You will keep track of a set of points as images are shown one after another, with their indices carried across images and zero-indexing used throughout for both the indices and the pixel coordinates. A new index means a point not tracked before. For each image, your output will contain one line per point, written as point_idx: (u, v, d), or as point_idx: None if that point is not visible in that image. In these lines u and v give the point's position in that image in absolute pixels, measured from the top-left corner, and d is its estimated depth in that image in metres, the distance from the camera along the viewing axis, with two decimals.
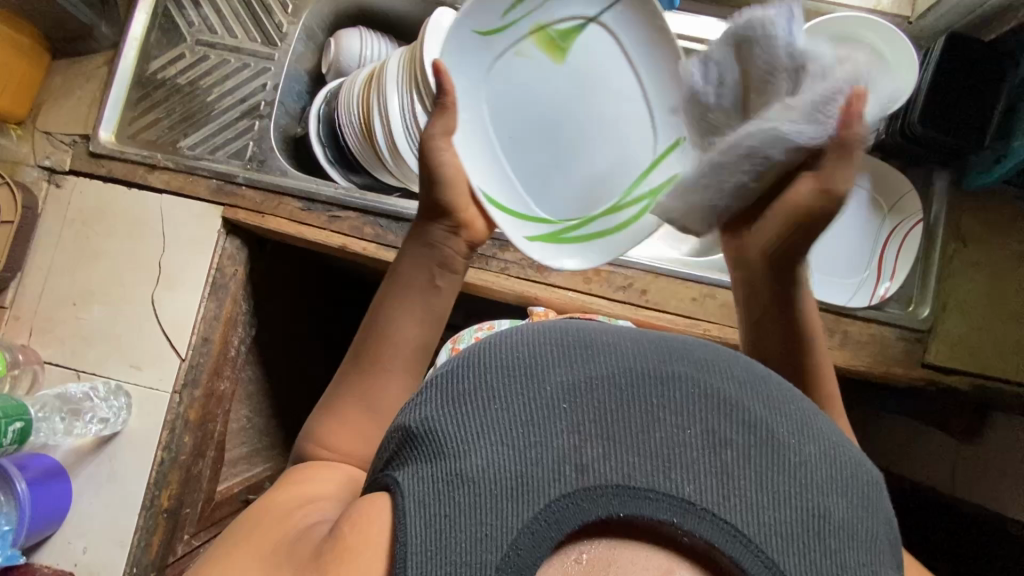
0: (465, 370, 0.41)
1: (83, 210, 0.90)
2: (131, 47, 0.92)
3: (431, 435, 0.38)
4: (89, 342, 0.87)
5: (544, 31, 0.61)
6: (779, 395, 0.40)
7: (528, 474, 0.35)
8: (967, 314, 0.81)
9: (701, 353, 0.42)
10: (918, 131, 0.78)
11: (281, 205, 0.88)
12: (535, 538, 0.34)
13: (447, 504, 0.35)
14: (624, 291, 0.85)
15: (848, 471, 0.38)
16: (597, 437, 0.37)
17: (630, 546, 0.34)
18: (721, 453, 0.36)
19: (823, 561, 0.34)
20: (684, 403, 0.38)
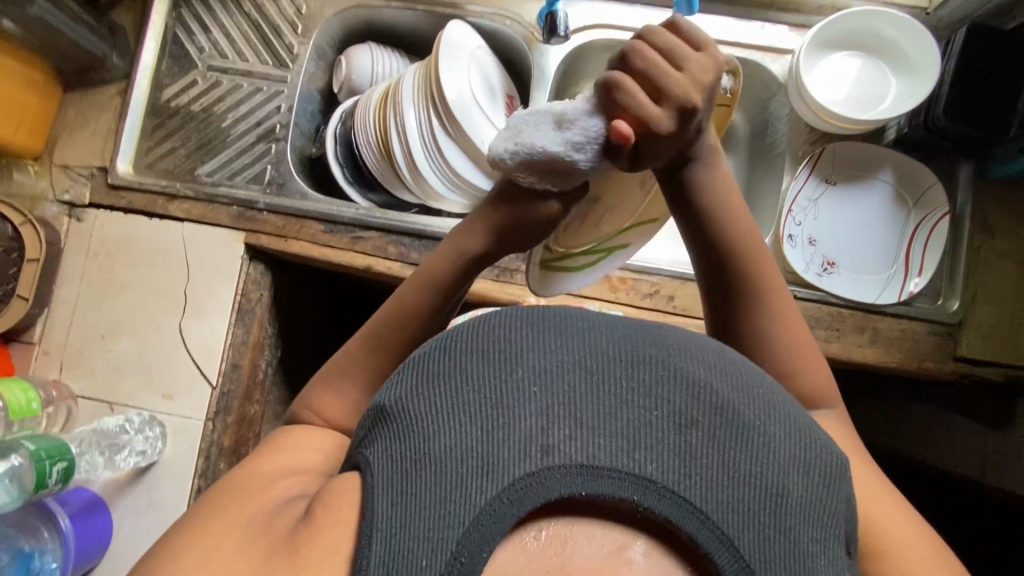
0: (439, 355, 0.44)
1: (105, 242, 0.90)
2: (143, 76, 0.93)
3: (403, 415, 0.41)
4: (120, 375, 0.88)
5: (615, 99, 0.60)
6: (744, 380, 0.44)
7: (496, 453, 0.38)
8: (998, 305, 0.81)
9: (673, 339, 0.45)
10: (943, 125, 0.77)
11: (303, 229, 0.88)
12: (496, 516, 0.36)
13: (415, 482, 0.38)
14: (651, 298, 0.84)
15: (807, 455, 0.42)
16: (566, 420, 0.39)
17: (587, 524, 0.37)
18: (685, 434, 0.40)
19: (776, 536, 0.38)
20: (652, 388, 0.41)
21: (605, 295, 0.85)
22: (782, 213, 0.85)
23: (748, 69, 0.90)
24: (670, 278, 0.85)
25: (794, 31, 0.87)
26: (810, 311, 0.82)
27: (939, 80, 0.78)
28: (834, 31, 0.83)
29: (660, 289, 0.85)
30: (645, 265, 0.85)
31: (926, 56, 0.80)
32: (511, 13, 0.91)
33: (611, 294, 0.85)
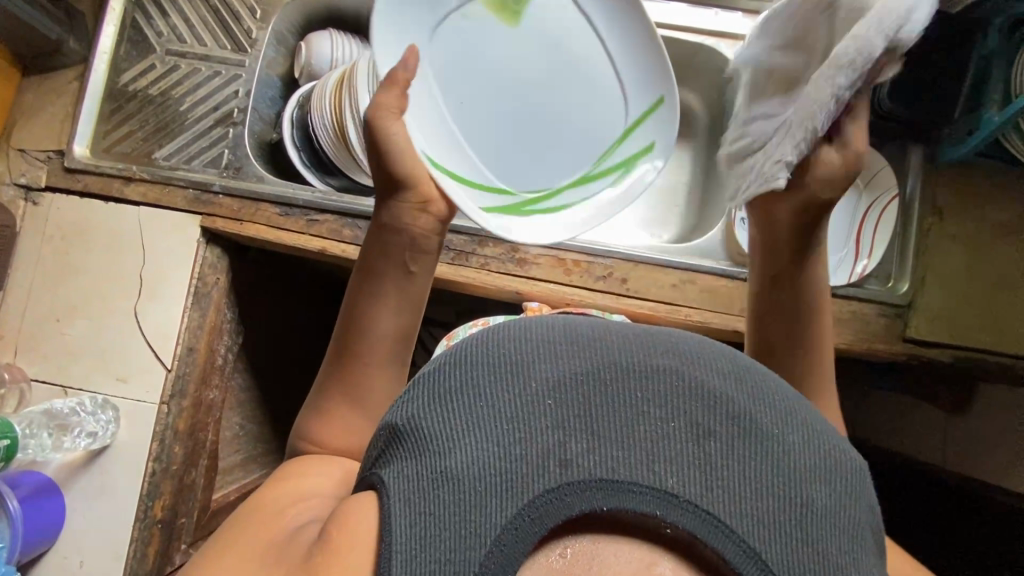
0: (450, 370, 0.44)
1: (61, 226, 0.90)
2: (101, 60, 0.93)
3: (416, 433, 0.41)
4: (74, 358, 0.87)
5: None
6: (760, 386, 0.44)
7: (514, 469, 0.38)
8: (947, 287, 0.82)
9: (685, 347, 0.45)
10: (886, 107, 0.80)
11: (258, 212, 0.88)
12: (517, 535, 0.36)
13: (432, 502, 0.38)
14: (604, 280, 0.85)
15: (833, 466, 0.41)
16: (583, 433, 0.40)
17: (612, 542, 0.36)
18: (704, 444, 0.40)
19: (803, 547, 0.37)
20: (668, 399, 0.41)
21: (558, 278, 0.85)
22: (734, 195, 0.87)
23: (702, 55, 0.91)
24: (624, 261, 0.85)
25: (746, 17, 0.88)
26: None
27: None
28: None
29: (613, 271, 0.85)
30: (598, 246, 0.85)
31: None
32: None
33: (565, 278, 0.85)
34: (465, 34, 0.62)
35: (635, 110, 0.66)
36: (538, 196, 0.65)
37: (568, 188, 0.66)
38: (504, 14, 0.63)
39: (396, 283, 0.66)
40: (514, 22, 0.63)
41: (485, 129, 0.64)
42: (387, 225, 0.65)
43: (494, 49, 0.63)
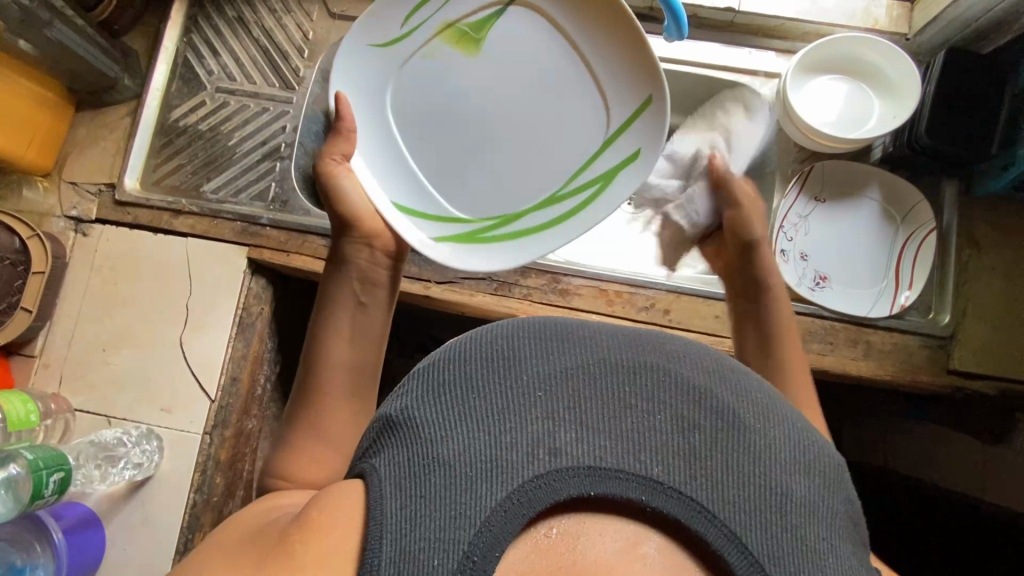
0: (444, 364, 0.45)
1: (109, 257, 0.92)
2: (154, 97, 0.96)
3: (408, 423, 0.43)
4: (119, 388, 0.88)
5: (453, 28, 0.68)
6: (744, 384, 0.46)
7: (504, 456, 0.40)
8: (988, 319, 0.82)
9: (672, 346, 0.48)
10: (925, 143, 0.80)
11: (306, 244, 0.90)
12: (506, 516, 0.38)
13: (422, 486, 0.39)
14: (647, 311, 0.86)
15: (816, 458, 0.43)
16: (570, 423, 0.42)
17: (595, 522, 0.39)
18: (690, 436, 0.42)
19: (785, 535, 0.39)
20: (656, 392, 0.44)
21: (600, 309, 0.86)
22: (773, 228, 0.87)
23: (738, 92, 0.93)
24: (665, 292, 0.86)
25: (780, 57, 0.91)
26: (803, 325, 0.83)
27: (921, 101, 0.81)
28: (821, 55, 0.86)
29: (656, 302, 0.86)
30: (639, 278, 0.86)
31: (907, 79, 0.82)
32: None
33: (607, 308, 0.86)
34: (429, 73, 0.69)
35: (615, 120, 0.68)
36: (496, 222, 0.71)
37: (526, 213, 0.70)
38: (466, 46, 0.68)
39: (349, 309, 0.69)
40: (476, 51, 0.68)
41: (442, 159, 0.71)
42: (338, 257, 0.71)
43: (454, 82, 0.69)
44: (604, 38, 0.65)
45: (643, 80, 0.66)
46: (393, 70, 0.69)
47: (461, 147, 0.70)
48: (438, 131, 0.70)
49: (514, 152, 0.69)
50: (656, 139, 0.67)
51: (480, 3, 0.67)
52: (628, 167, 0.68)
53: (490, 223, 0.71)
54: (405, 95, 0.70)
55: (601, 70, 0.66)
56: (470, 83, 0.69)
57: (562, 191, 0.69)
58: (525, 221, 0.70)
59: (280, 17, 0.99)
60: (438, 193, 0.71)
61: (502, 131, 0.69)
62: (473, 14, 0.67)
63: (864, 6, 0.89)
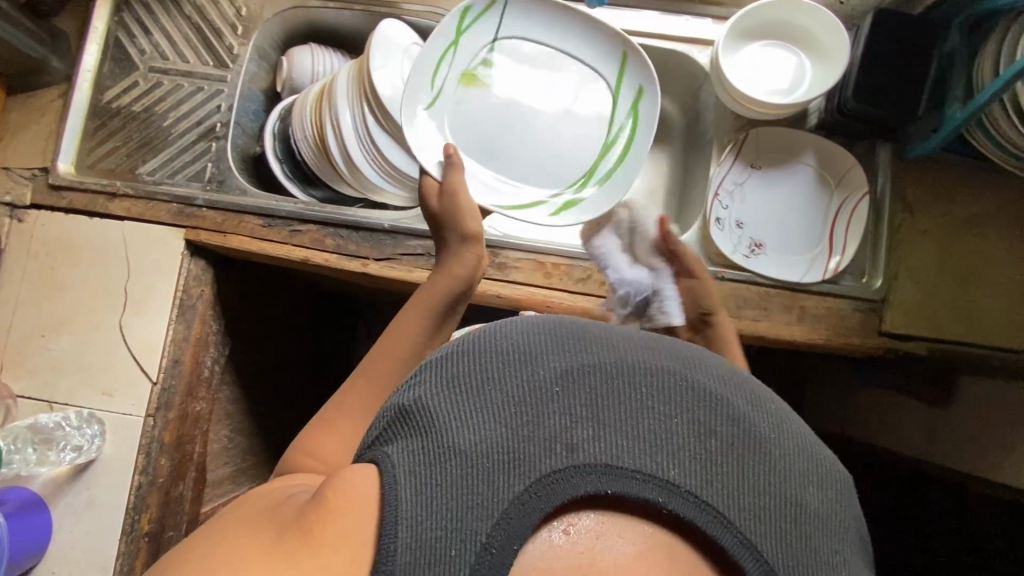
0: (459, 355, 0.45)
1: (46, 242, 0.91)
2: (84, 79, 0.94)
3: (424, 411, 0.42)
4: (60, 373, 0.88)
5: (468, 72, 0.84)
6: (763, 398, 0.46)
7: (521, 450, 0.40)
8: (919, 281, 0.83)
9: (690, 351, 0.47)
10: (852, 106, 0.80)
11: (242, 224, 0.89)
12: (523, 509, 0.38)
13: (438, 475, 0.39)
14: (583, 283, 0.86)
15: (828, 473, 0.44)
16: (588, 420, 0.42)
17: (614, 520, 0.39)
18: (707, 441, 0.42)
19: (794, 543, 0.40)
20: (675, 395, 0.43)
21: (537, 282, 0.86)
22: (708, 196, 0.88)
23: (677, 61, 0.93)
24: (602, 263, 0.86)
25: (716, 23, 0.91)
26: (738, 292, 0.84)
27: (848, 65, 0.81)
28: (752, 21, 0.86)
29: (592, 273, 0.86)
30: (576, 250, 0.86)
31: (837, 44, 0.82)
32: (446, 12, 0.94)
33: (544, 281, 0.86)
34: (464, 108, 0.84)
35: (611, 75, 0.85)
36: (582, 181, 0.85)
37: (598, 163, 0.85)
38: (483, 82, 0.85)
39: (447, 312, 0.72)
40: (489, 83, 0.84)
41: (514, 164, 0.84)
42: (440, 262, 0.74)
43: (488, 105, 0.85)
44: (563, 32, 0.85)
45: (612, 39, 0.84)
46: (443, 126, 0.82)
47: (511, 143, 0.85)
48: (490, 143, 0.84)
49: (559, 138, 0.86)
50: (648, 76, 0.84)
51: (478, 43, 0.84)
52: (645, 98, 0.84)
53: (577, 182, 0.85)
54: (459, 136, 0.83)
55: (576, 46, 0.85)
56: (501, 105, 0.85)
57: (610, 136, 0.85)
58: (603, 168, 0.85)
59: None
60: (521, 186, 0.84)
61: (538, 112, 0.86)
62: (478, 56, 0.84)
63: None
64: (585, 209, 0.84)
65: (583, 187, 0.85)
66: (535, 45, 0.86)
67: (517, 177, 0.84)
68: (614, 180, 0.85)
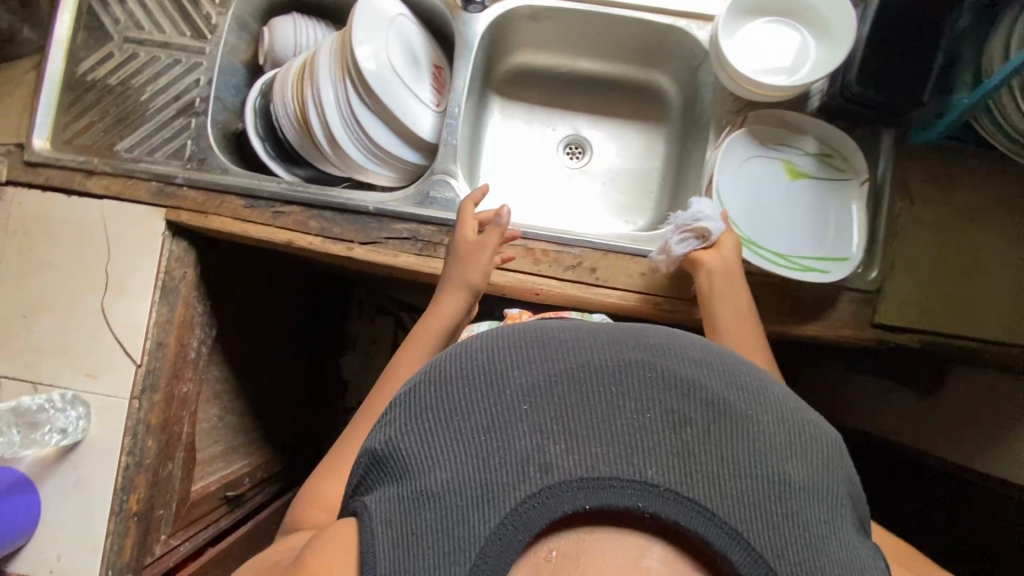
0: (425, 387, 0.43)
1: (22, 220, 0.88)
2: (58, 49, 0.90)
3: (395, 455, 0.41)
4: (42, 354, 0.87)
5: (791, 165, 0.85)
6: (734, 369, 0.44)
7: (494, 480, 0.37)
8: (916, 272, 0.81)
9: (655, 337, 0.45)
10: (856, 91, 0.77)
11: (224, 204, 0.87)
12: (503, 544, 0.36)
13: (414, 521, 0.37)
14: (574, 270, 0.84)
15: (807, 433, 0.42)
16: (559, 434, 0.39)
17: (595, 536, 0.37)
18: (682, 433, 0.40)
19: (785, 522, 0.37)
20: (644, 391, 0.41)
21: (527, 268, 0.84)
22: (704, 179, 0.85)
23: (675, 37, 0.90)
24: (593, 249, 0.84)
25: None
26: None
27: (854, 45, 0.78)
28: None
29: (582, 260, 0.84)
30: (567, 235, 0.84)
31: (843, 22, 0.79)
32: None
33: (533, 267, 0.84)
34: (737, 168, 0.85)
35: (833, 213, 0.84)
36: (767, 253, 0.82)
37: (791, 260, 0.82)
38: (792, 175, 0.85)
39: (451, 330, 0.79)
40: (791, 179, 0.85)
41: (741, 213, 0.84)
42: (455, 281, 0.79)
43: (765, 180, 0.85)
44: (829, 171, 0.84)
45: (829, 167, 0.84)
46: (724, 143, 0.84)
47: (753, 208, 0.84)
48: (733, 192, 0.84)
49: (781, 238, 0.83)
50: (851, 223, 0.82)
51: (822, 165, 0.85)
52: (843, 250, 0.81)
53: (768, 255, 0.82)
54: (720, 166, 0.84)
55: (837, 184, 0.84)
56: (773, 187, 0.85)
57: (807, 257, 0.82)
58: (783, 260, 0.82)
59: None
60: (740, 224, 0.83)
61: (780, 224, 0.84)
62: (810, 165, 0.85)
63: None
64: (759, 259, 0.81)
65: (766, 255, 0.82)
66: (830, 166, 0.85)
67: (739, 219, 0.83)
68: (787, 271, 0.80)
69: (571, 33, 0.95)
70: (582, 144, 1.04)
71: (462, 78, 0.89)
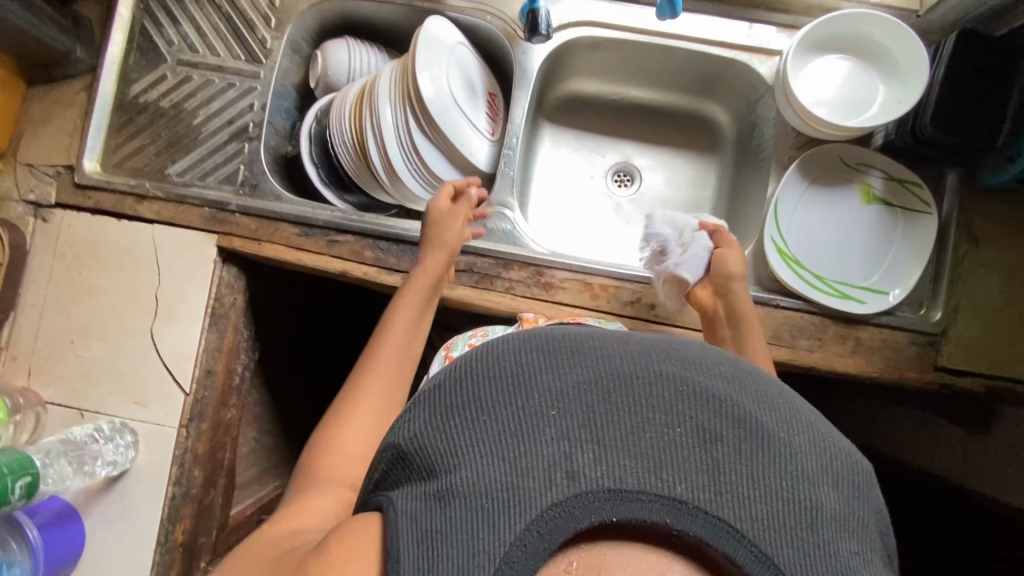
0: (449, 383, 0.41)
1: (72, 244, 0.87)
2: (109, 71, 0.89)
3: (417, 453, 0.39)
4: (90, 380, 0.86)
5: (868, 188, 0.84)
6: (768, 387, 0.41)
7: (517, 484, 0.35)
8: (981, 315, 0.80)
9: (687, 349, 0.42)
10: (929, 133, 0.75)
11: (278, 232, 0.86)
12: (525, 552, 0.33)
13: (435, 521, 0.35)
14: (632, 306, 0.83)
15: (841, 460, 0.38)
16: (587, 441, 0.36)
17: (615, 552, 0.35)
18: (713, 449, 0.36)
19: (819, 554, 0.34)
20: (676, 403, 0.38)
21: (584, 302, 0.83)
22: (768, 215, 0.84)
23: (735, 70, 0.89)
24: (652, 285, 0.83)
25: (783, 32, 0.86)
26: (791, 320, 0.81)
27: (927, 88, 0.77)
28: (822, 34, 0.82)
29: (641, 296, 0.83)
30: (625, 269, 0.83)
31: (915, 62, 0.78)
32: (492, 8, 0.88)
33: (591, 301, 0.83)
34: (806, 191, 0.85)
35: (901, 242, 0.83)
36: (830, 284, 0.83)
37: (855, 290, 0.83)
38: (865, 199, 0.85)
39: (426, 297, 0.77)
40: (863, 204, 0.85)
41: (805, 240, 0.85)
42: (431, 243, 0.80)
43: (837, 203, 0.85)
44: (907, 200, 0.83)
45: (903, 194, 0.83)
46: (793, 168, 0.84)
47: (819, 233, 0.85)
48: (799, 217, 0.85)
49: (846, 266, 0.84)
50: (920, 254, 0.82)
51: (900, 190, 0.83)
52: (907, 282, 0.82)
53: (832, 286, 0.83)
54: (786, 193, 0.84)
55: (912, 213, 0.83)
56: (845, 210, 0.85)
57: (871, 288, 0.83)
58: (845, 290, 0.83)
59: None
60: (803, 254, 0.84)
61: (846, 250, 0.85)
62: (886, 190, 0.84)
63: None
64: (821, 293, 0.82)
65: (828, 287, 0.83)
66: (905, 195, 0.83)
67: (803, 247, 0.84)
68: (848, 304, 0.81)
69: (627, 61, 0.94)
70: (631, 171, 1.02)
71: (520, 106, 0.89)
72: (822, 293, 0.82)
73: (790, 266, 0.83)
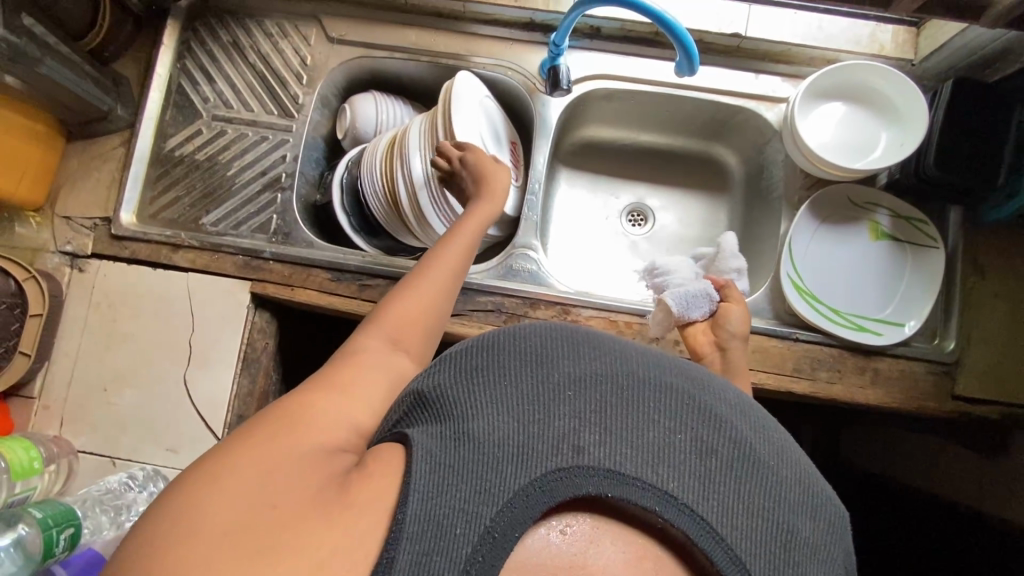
0: (481, 352, 0.46)
1: (107, 293, 0.89)
2: (147, 126, 0.94)
3: (443, 400, 0.43)
4: (122, 428, 0.86)
5: (876, 226, 0.89)
6: (762, 425, 0.45)
7: (529, 446, 0.39)
8: (992, 344, 0.83)
9: (694, 375, 0.47)
10: (933, 174, 0.80)
11: (311, 277, 0.88)
12: (527, 502, 0.37)
13: (452, 455, 0.39)
14: (656, 342, 0.85)
15: (819, 503, 0.42)
16: (595, 425, 0.41)
17: (606, 528, 0.38)
18: (706, 461, 0.40)
19: (784, 566, 0.38)
20: (680, 414, 0.43)
21: None
22: (783, 253, 0.88)
23: (743, 116, 0.94)
24: None
25: (787, 82, 0.91)
26: (811, 352, 0.84)
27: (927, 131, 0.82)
28: (826, 83, 0.87)
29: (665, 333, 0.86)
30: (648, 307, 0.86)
31: (915, 109, 0.83)
32: (513, 64, 0.94)
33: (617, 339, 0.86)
34: (817, 228, 0.89)
35: (911, 276, 0.87)
36: (845, 316, 0.86)
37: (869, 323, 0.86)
38: (874, 236, 0.89)
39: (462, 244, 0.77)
40: (872, 241, 0.89)
41: (818, 275, 0.88)
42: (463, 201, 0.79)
43: (847, 239, 0.89)
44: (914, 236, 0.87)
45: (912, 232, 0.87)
46: (806, 205, 0.89)
47: (831, 268, 0.89)
48: (812, 252, 0.89)
49: (859, 299, 0.87)
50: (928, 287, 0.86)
51: (907, 228, 0.88)
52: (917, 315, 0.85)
53: (847, 318, 0.86)
54: (800, 228, 0.89)
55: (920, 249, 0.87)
56: (855, 246, 0.89)
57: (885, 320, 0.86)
58: (860, 322, 0.86)
59: (276, 42, 0.96)
60: (818, 288, 0.87)
61: (859, 284, 0.88)
62: (893, 228, 0.88)
63: (870, 32, 0.90)
64: (837, 326, 0.85)
65: (844, 319, 0.86)
66: (913, 233, 0.87)
67: (817, 281, 0.88)
68: (864, 335, 0.85)
69: (640, 110, 0.99)
70: (644, 211, 1.06)
71: (542, 154, 0.94)
72: (837, 325, 0.85)
73: (807, 300, 0.86)
